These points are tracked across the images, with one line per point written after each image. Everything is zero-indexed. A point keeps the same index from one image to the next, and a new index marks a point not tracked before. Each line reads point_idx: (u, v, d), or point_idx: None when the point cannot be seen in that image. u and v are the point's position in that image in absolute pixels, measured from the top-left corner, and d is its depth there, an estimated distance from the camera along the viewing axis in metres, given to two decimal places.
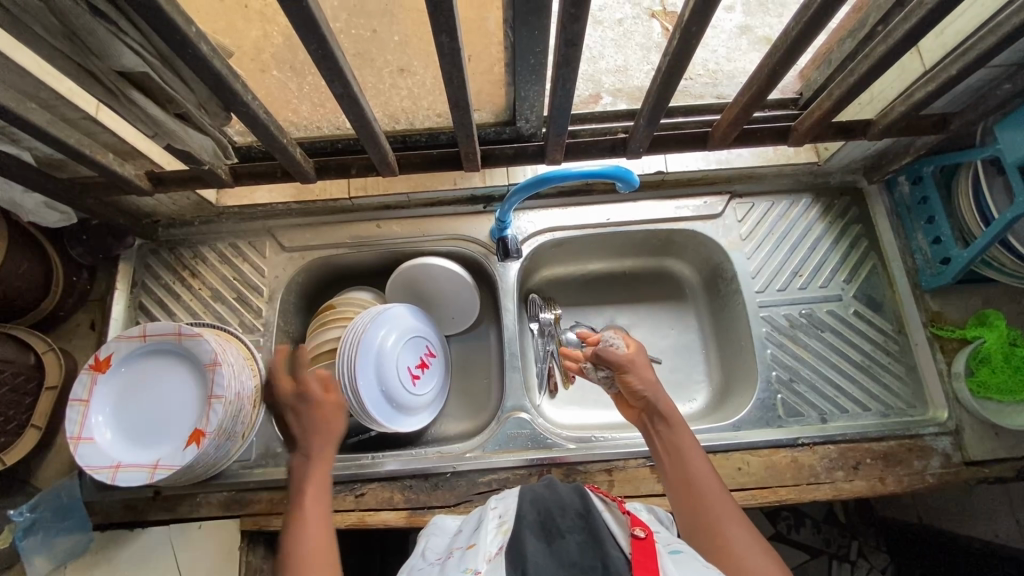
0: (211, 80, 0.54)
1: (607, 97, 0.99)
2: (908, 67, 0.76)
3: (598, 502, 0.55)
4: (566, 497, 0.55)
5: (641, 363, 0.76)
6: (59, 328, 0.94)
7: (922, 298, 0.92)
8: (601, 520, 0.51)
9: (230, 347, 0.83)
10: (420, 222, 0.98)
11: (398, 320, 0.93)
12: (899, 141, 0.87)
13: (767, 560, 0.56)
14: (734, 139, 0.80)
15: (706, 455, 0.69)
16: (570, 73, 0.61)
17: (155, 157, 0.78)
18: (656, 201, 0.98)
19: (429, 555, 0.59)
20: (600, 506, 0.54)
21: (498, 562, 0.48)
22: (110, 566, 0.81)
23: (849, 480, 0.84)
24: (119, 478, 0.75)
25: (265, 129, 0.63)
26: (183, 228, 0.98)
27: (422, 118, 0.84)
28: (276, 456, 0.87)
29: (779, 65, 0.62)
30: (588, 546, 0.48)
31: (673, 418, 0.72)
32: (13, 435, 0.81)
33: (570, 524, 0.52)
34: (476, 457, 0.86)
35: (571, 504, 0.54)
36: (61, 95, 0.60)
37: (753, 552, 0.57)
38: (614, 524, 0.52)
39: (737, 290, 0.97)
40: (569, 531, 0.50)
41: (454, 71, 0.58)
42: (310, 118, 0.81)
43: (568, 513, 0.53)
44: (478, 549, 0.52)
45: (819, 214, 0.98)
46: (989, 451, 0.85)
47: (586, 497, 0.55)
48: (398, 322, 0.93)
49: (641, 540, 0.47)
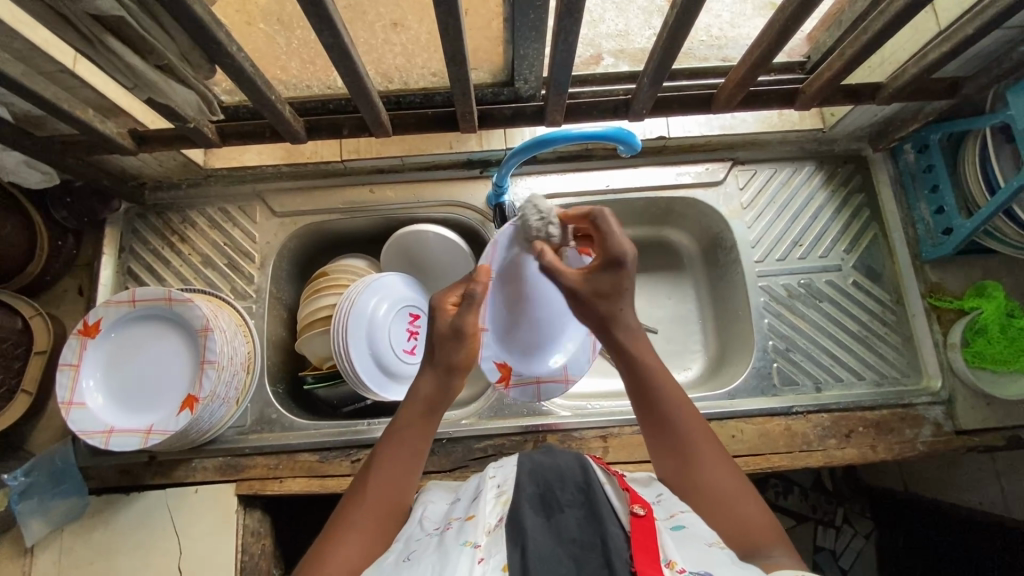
0: (192, 28, 0.51)
1: (608, 58, 0.95)
2: (922, 27, 0.73)
3: (600, 474, 0.56)
4: (568, 471, 0.57)
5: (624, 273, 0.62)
6: (46, 293, 0.92)
7: (922, 269, 0.91)
8: (602, 494, 0.52)
9: (223, 313, 0.82)
10: (414, 188, 0.96)
11: (488, 373, 0.79)
12: (908, 106, 0.85)
13: (754, 507, 0.56)
14: (740, 102, 0.77)
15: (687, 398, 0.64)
16: (572, 26, 0.58)
17: (138, 114, 0.75)
18: (657, 167, 0.96)
19: (428, 523, 0.57)
20: (602, 480, 0.55)
21: (498, 538, 0.48)
22: (108, 528, 0.82)
23: (841, 447, 0.85)
24: (112, 442, 0.75)
25: (252, 84, 0.60)
26: (171, 191, 0.95)
27: (417, 78, 0.80)
28: (271, 422, 0.87)
29: (791, 21, 0.60)
30: (587, 521, 0.49)
31: (646, 358, 0.64)
32: (4, 399, 0.80)
33: (570, 499, 0.53)
34: (473, 423, 0.86)
35: (572, 477, 0.56)
36: (36, 45, 0.57)
37: (739, 499, 0.56)
38: (615, 499, 0.52)
39: (737, 259, 0.95)
40: (569, 505, 0.52)
41: (450, 19, 0.54)
42: (300, 76, 0.78)
43: (568, 486, 0.55)
44: (478, 521, 0.51)
45: (822, 182, 0.96)
46: (980, 421, 0.86)
47: (587, 471, 0.56)
48: (485, 364, 0.79)
49: (641, 518, 0.47)
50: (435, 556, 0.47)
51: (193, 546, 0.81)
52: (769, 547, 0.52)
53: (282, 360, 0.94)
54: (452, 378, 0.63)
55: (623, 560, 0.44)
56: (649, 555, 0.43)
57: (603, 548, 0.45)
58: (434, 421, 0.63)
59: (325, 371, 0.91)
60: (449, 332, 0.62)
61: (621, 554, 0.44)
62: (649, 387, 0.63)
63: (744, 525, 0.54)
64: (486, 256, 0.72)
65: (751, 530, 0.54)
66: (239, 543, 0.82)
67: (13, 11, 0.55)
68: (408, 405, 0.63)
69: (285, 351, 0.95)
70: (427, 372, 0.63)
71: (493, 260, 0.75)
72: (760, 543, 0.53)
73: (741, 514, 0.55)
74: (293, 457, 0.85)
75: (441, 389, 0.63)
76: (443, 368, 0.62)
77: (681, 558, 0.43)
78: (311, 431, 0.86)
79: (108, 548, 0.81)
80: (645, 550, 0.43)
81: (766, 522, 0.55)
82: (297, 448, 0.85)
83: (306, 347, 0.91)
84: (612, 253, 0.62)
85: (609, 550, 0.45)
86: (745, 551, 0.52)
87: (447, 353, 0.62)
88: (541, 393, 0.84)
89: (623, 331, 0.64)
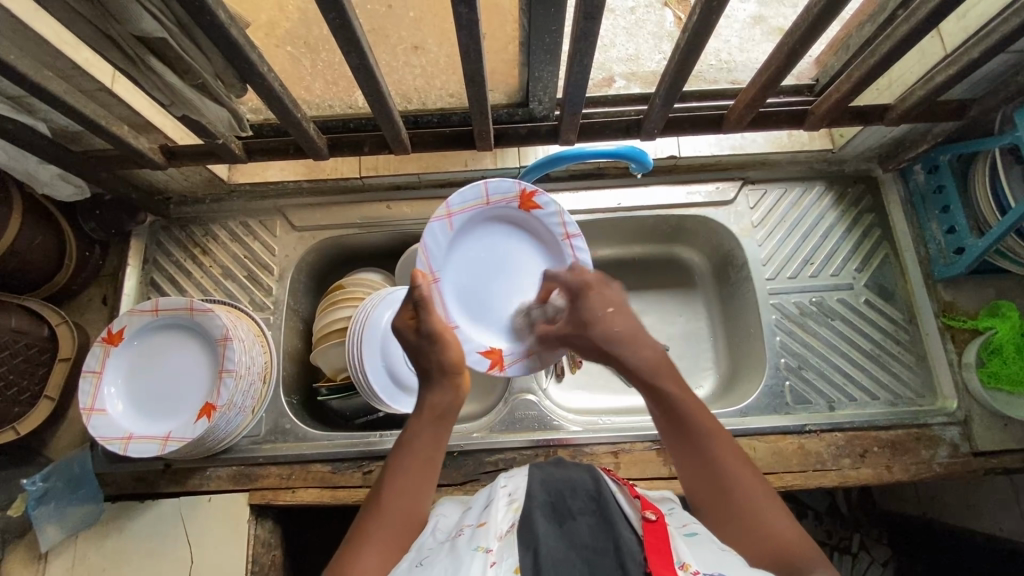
0: (228, 49, 0.54)
1: (620, 81, 0.98)
2: (928, 52, 0.75)
3: (612, 484, 0.55)
4: (580, 480, 0.56)
5: (589, 293, 0.66)
6: (71, 303, 0.95)
7: (935, 288, 0.91)
8: (614, 503, 0.51)
9: (241, 324, 0.84)
10: (430, 204, 0.98)
11: (476, 364, 0.78)
12: (915, 129, 0.86)
13: (786, 520, 0.53)
14: (749, 122, 0.79)
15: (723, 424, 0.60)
16: (588, 48, 0.60)
17: (168, 131, 0.78)
18: (669, 186, 0.97)
19: (440, 529, 0.57)
20: (613, 488, 0.54)
21: (510, 543, 0.48)
22: (122, 534, 0.83)
23: (855, 467, 0.84)
24: (130, 448, 0.76)
25: (281, 102, 0.63)
26: (195, 206, 0.98)
27: (435, 98, 0.83)
28: (284, 432, 0.88)
29: (799, 44, 0.62)
30: (600, 528, 0.49)
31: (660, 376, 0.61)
32: (27, 405, 0.82)
33: (582, 507, 0.52)
34: (484, 436, 0.87)
35: (583, 485, 0.55)
36: (77, 64, 0.61)
37: (778, 517, 0.53)
38: (626, 506, 0.51)
39: (748, 277, 0.96)
40: (580, 514, 0.51)
41: (472, 41, 0.57)
42: (322, 96, 0.81)
43: (579, 495, 0.54)
44: (489, 527, 0.51)
45: (832, 202, 0.97)
46: (998, 442, 0.84)
47: (599, 481, 0.55)
48: (470, 356, 0.78)
49: (653, 523, 0.47)
50: (447, 561, 0.47)
51: (205, 554, 0.82)
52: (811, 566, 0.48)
53: (297, 372, 0.96)
54: (450, 380, 0.64)
55: (638, 563, 0.44)
56: (663, 556, 0.43)
57: (618, 552, 0.45)
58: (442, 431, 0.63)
59: (338, 382, 0.92)
60: (417, 340, 0.66)
61: (636, 559, 0.44)
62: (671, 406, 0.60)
63: (772, 535, 0.52)
64: (426, 261, 0.76)
65: (779, 542, 0.51)
66: (250, 553, 0.82)
67: (58, 32, 0.58)
68: (418, 415, 0.63)
69: (300, 363, 0.97)
70: (432, 385, 0.64)
71: (437, 263, 0.77)
72: (801, 562, 0.49)
73: (778, 533, 0.52)
74: (305, 468, 0.85)
75: (446, 396, 0.64)
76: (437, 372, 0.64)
77: (694, 561, 0.43)
78: (325, 442, 0.87)
79: (121, 556, 0.82)
80: (658, 551, 0.43)
81: (798, 537, 0.52)
82: (309, 458, 0.86)
83: (323, 357, 0.92)
84: (577, 282, 0.68)
85: (623, 558, 0.45)
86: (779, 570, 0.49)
87: (434, 356, 0.65)
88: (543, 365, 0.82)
89: (634, 356, 0.62)
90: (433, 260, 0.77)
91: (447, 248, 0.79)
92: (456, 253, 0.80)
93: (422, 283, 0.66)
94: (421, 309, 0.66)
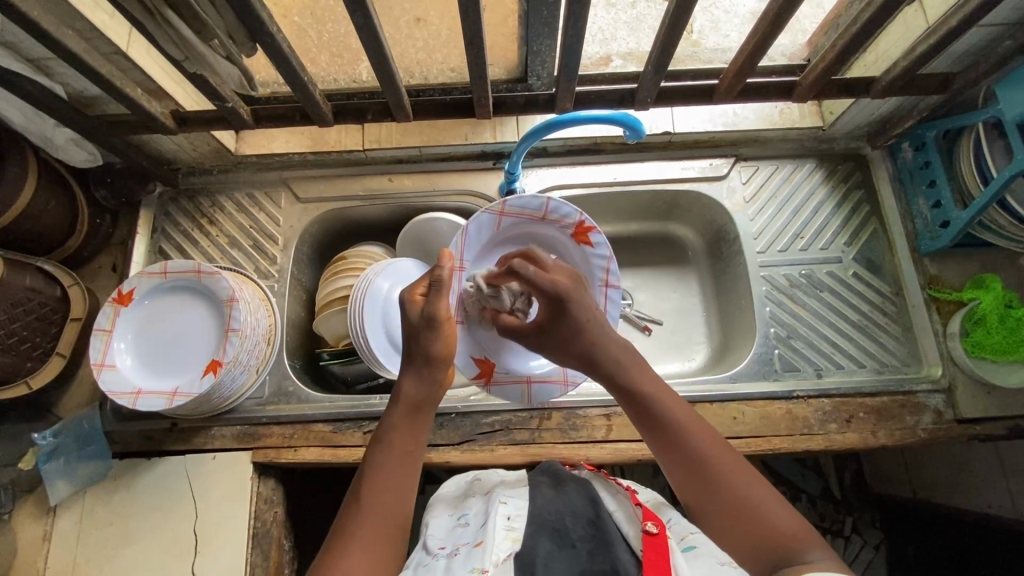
0: (239, 7, 0.56)
1: (616, 60, 1.02)
2: (911, 25, 0.77)
3: (609, 504, 0.55)
4: (577, 504, 0.56)
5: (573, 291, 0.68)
6: (82, 269, 0.98)
7: (921, 261, 0.93)
8: (613, 524, 0.52)
9: (247, 288, 0.86)
10: (431, 177, 1.01)
11: (462, 368, 0.85)
12: (903, 104, 0.89)
13: (782, 509, 0.54)
14: (739, 92, 0.82)
15: (705, 419, 0.61)
16: (580, 11, 0.62)
17: (179, 98, 0.81)
18: (661, 162, 1.00)
19: (434, 547, 0.57)
20: (611, 507, 0.55)
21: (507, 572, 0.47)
22: (128, 491, 0.85)
23: (842, 432, 0.86)
24: (139, 403, 0.79)
25: (288, 64, 0.66)
26: (203, 177, 1.01)
27: (436, 73, 0.86)
28: (287, 394, 0.90)
29: (785, 9, 0.64)
30: (598, 551, 0.48)
31: (643, 387, 0.63)
32: (39, 361, 0.85)
33: (582, 533, 0.52)
34: (481, 399, 0.90)
35: (583, 511, 0.55)
36: (95, 25, 0.64)
37: (771, 507, 0.54)
38: (625, 523, 0.51)
39: (740, 251, 0.99)
40: (580, 540, 0.51)
41: (471, 5, 0.59)
42: (328, 69, 0.85)
43: (578, 519, 0.54)
44: (485, 548, 0.50)
45: (822, 178, 1.00)
46: (981, 409, 0.87)
47: (597, 504, 0.55)
48: (461, 359, 0.86)
49: (653, 536, 0.46)
50: None
51: (209, 511, 0.84)
52: (805, 553, 0.49)
53: (301, 339, 0.99)
54: (434, 370, 0.67)
55: None
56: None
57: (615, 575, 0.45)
58: (422, 420, 0.64)
59: (340, 347, 0.95)
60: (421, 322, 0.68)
61: None
62: (652, 412, 0.61)
63: (773, 526, 0.52)
64: (461, 244, 0.84)
65: (779, 533, 0.52)
66: (251, 510, 0.84)
67: None
68: (394, 408, 0.65)
69: (303, 330, 0.99)
70: (410, 375, 0.67)
71: (468, 254, 0.85)
72: (794, 551, 0.50)
73: (772, 522, 0.52)
74: (306, 428, 0.88)
75: (423, 387, 0.66)
76: (423, 361, 0.67)
77: None
78: (326, 403, 0.90)
79: (126, 511, 0.84)
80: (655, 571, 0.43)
81: (796, 525, 0.52)
82: (311, 419, 0.88)
83: (324, 325, 0.95)
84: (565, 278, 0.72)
85: None
86: (780, 562, 0.49)
87: (425, 343, 0.68)
88: (528, 395, 0.87)
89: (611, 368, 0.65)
90: (467, 247, 0.85)
91: (485, 242, 0.87)
92: (488, 249, 0.87)
93: (445, 262, 0.70)
94: (433, 289, 0.69)
